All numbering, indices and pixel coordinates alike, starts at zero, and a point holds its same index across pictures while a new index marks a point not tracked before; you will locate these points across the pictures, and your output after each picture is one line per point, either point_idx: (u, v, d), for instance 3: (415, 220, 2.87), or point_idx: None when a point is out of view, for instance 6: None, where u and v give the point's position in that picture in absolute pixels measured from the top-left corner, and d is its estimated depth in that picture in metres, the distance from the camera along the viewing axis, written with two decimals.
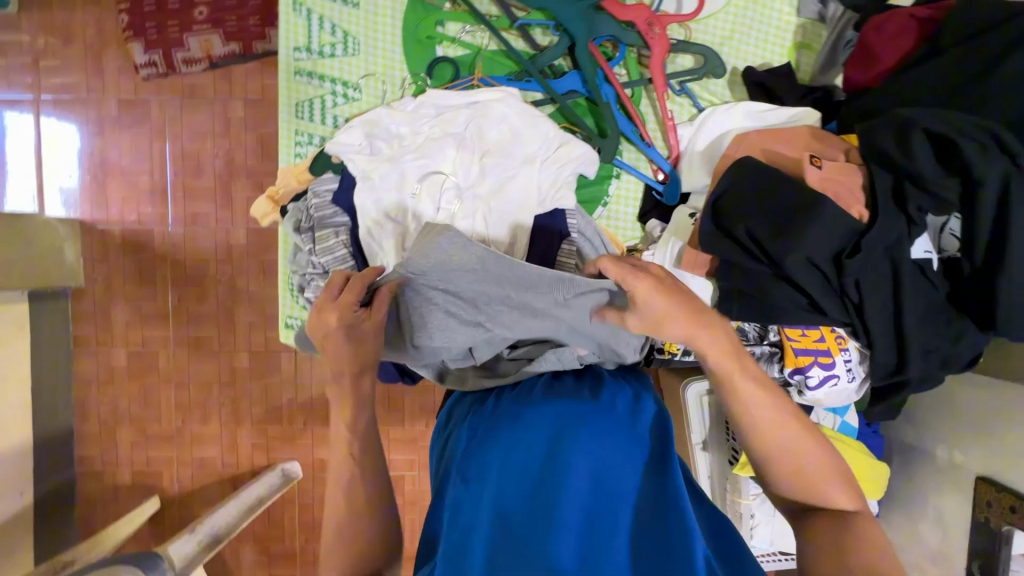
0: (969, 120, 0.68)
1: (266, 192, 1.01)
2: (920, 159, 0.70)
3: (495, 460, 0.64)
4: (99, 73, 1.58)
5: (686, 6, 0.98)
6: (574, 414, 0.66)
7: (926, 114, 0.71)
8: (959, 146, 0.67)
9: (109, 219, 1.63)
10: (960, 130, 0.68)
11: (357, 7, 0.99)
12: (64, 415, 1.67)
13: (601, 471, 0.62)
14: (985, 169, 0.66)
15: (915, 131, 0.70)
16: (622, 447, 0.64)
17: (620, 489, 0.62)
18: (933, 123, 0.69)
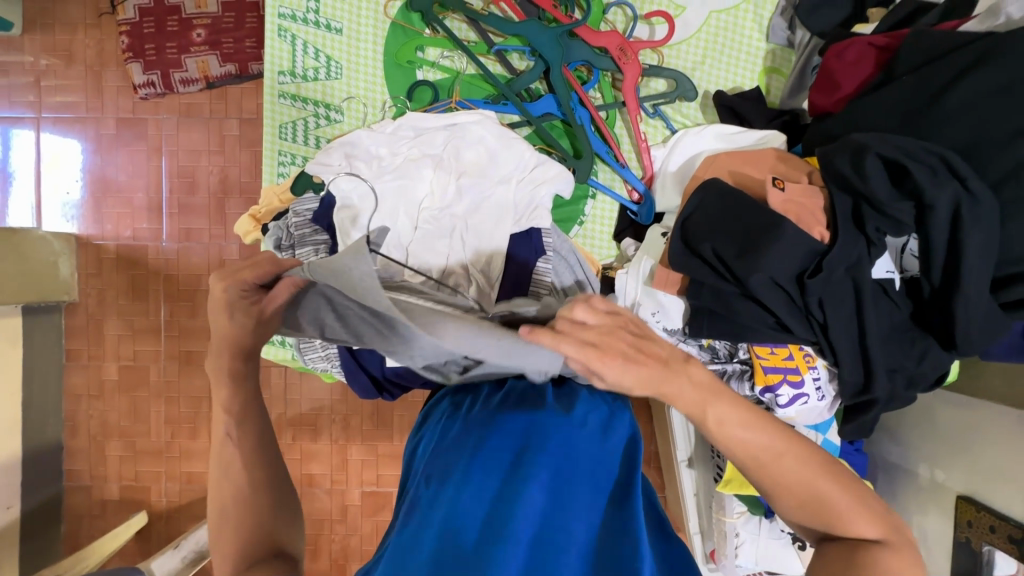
0: (918, 145, 0.71)
1: (249, 210, 1.02)
2: (875, 183, 0.72)
3: (456, 468, 0.63)
4: (99, 93, 1.62)
5: (658, 33, 1.02)
6: (539, 425, 0.65)
7: (880, 139, 0.74)
8: (909, 171, 0.70)
9: (104, 234, 1.65)
10: (911, 155, 0.71)
11: (340, 33, 1.02)
12: (53, 429, 1.67)
13: (562, 485, 0.61)
14: (935, 193, 0.68)
15: (869, 156, 0.72)
16: (586, 462, 0.63)
17: (580, 507, 0.60)
18: (886, 147, 0.72)
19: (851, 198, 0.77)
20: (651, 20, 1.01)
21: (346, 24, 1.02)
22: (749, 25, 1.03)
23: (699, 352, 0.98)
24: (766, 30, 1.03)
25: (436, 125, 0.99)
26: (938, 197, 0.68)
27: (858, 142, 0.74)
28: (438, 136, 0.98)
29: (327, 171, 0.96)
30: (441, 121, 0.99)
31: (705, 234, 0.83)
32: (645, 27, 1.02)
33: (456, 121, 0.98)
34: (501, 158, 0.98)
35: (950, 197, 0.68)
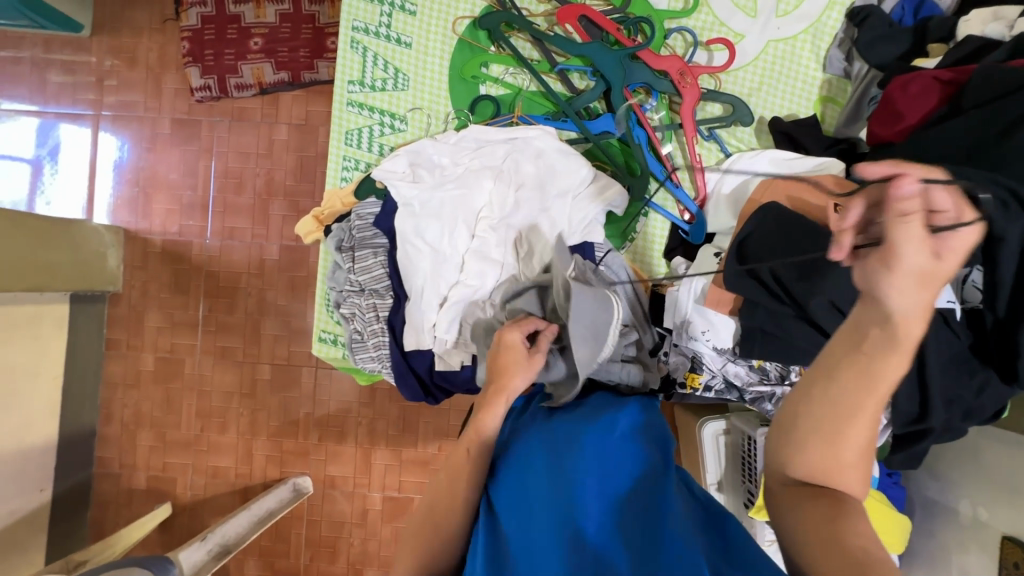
0: (989, 175, 0.71)
1: (312, 212, 1.07)
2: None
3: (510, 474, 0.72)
4: (157, 93, 1.70)
5: (717, 60, 1.05)
6: (578, 428, 0.74)
7: (949, 170, 0.74)
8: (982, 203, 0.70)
9: (152, 228, 1.72)
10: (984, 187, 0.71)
11: (409, 47, 1.07)
12: (89, 416, 1.72)
13: (605, 469, 0.68)
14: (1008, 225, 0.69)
15: (939, 186, 0.73)
16: (621, 450, 0.71)
17: (625, 486, 0.67)
18: (956, 178, 0.72)
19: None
20: (711, 46, 1.04)
21: (416, 38, 1.07)
22: (807, 55, 1.05)
23: (748, 372, 0.98)
24: (823, 61, 1.05)
25: (500, 138, 1.02)
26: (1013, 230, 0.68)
27: (926, 171, 0.75)
28: (502, 148, 1.01)
29: (393, 178, 0.99)
30: (504, 135, 1.02)
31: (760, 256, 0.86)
32: (704, 52, 1.05)
33: (519, 135, 1.01)
34: (560, 173, 1.00)
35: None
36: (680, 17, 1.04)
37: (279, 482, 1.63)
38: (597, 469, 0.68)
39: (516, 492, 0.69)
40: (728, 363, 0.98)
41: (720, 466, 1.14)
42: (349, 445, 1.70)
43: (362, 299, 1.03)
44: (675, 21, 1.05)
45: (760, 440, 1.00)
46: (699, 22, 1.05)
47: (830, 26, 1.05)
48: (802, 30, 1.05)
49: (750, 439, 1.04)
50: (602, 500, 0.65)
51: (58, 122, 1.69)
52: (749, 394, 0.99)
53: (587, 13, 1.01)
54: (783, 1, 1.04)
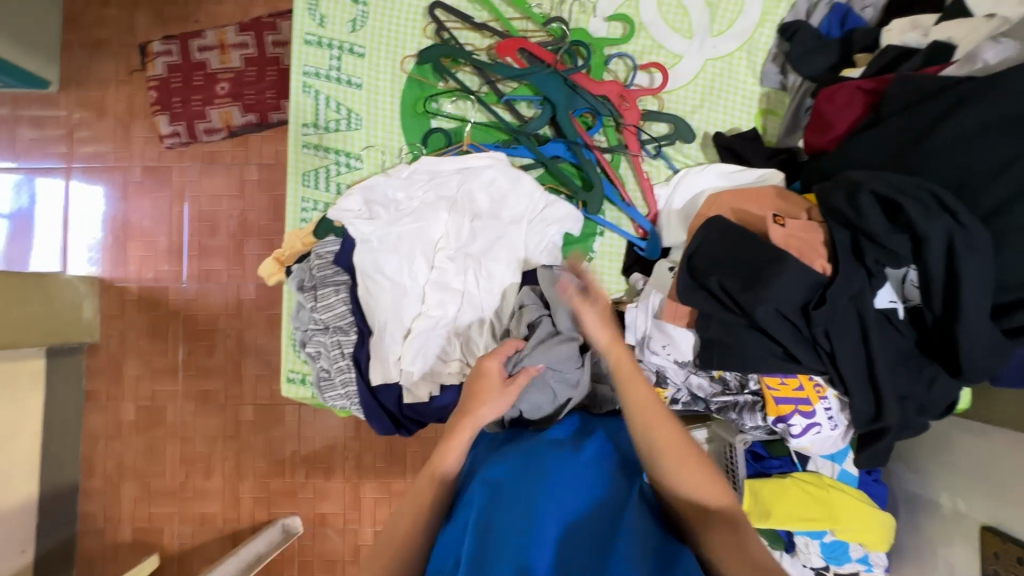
0: (908, 180, 0.76)
1: (272, 254, 1.08)
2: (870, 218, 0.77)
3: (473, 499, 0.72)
4: (127, 142, 1.72)
5: (657, 80, 1.09)
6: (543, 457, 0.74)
7: (872, 177, 0.78)
8: (902, 205, 0.73)
9: (128, 276, 1.72)
10: (904, 191, 0.75)
11: (360, 87, 1.10)
12: (71, 470, 1.69)
13: (571, 490, 0.69)
14: (929, 226, 0.72)
15: (864, 192, 0.76)
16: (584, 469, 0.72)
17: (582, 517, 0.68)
18: (878, 184, 0.76)
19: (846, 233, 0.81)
20: (650, 68, 1.08)
21: (366, 79, 1.10)
22: (744, 71, 1.09)
23: (710, 383, 1.00)
24: (760, 75, 1.09)
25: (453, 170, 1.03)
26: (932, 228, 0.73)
27: (851, 180, 0.79)
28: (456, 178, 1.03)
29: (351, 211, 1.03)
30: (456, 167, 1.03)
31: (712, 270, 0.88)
32: (644, 75, 1.09)
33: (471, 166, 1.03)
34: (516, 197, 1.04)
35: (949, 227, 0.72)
36: (619, 44, 1.08)
37: (267, 523, 1.60)
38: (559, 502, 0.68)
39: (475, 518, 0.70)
40: (689, 376, 1.00)
41: None
42: (337, 481, 1.67)
43: (327, 338, 1.04)
44: (615, 47, 1.09)
45: (739, 446, 1.11)
46: (638, 46, 1.09)
47: (763, 42, 1.09)
48: (736, 47, 1.09)
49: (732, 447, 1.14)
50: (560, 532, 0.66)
51: (31, 177, 1.70)
52: (714, 404, 1.01)
53: (526, 47, 1.05)
54: (717, 21, 1.09)
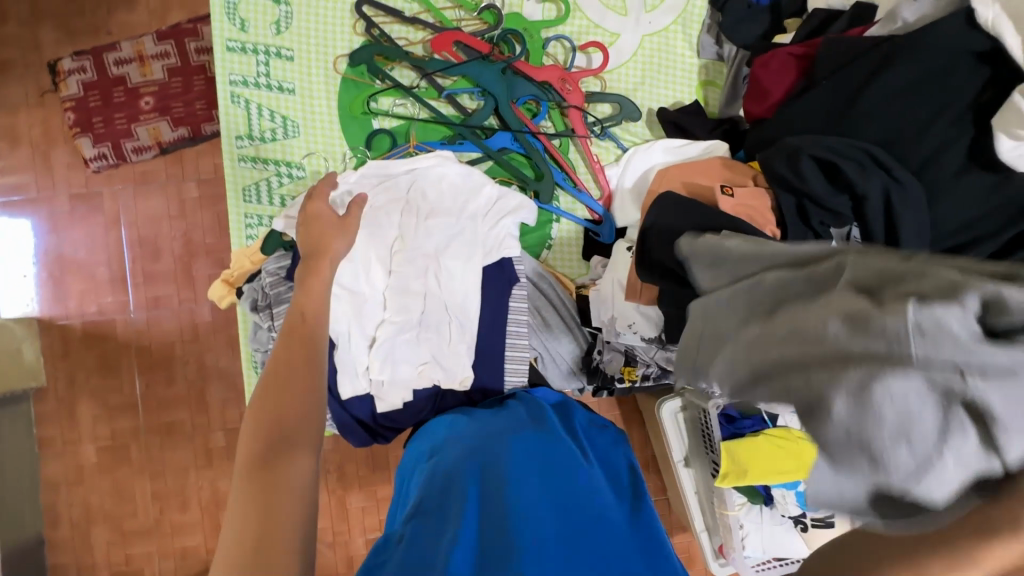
0: (843, 141, 0.78)
1: (221, 276, 1.03)
2: (817, 179, 0.78)
3: (483, 472, 0.78)
4: (48, 170, 1.60)
5: (596, 61, 1.08)
6: (554, 443, 0.84)
7: (810, 141, 0.80)
8: (840, 166, 0.76)
9: (68, 312, 1.61)
10: (839, 152, 0.77)
11: (293, 92, 1.05)
12: (32, 523, 1.59)
13: (577, 476, 0.79)
14: (866, 184, 0.75)
15: (804, 157, 0.78)
16: (593, 467, 0.82)
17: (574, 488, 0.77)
18: (815, 147, 0.79)
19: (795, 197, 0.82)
20: (588, 49, 1.07)
21: (298, 83, 1.05)
22: (681, 44, 1.10)
23: None
24: (696, 47, 1.10)
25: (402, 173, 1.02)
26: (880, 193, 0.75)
27: (789, 145, 0.81)
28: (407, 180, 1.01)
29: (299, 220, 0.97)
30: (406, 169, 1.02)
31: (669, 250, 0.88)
32: (583, 55, 1.08)
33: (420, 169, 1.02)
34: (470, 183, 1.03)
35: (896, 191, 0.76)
36: (555, 26, 1.07)
37: None
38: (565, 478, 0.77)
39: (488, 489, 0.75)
40: (658, 352, 1.02)
41: (684, 444, 1.23)
42: None
43: None
44: (552, 30, 1.07)
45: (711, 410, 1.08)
46: (575, 27, 1.08)
47: (697, 14, 1.10)
48: (671, 21, 1.09)
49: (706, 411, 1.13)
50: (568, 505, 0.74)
51: None
52: None
53: (462, 39, 1.03)
54: None
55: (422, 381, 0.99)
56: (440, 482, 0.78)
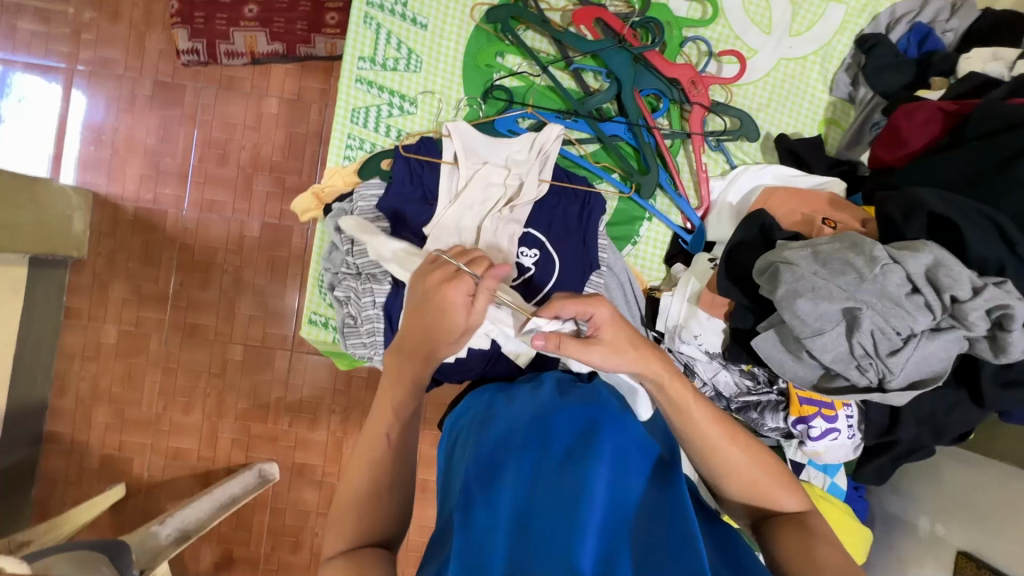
0: (975, 206, 0.75)
1: (312, 189, 1.03)
2: (917, 237, 0.78)
3: (522, 460, 0.66)
4: (140, 53, 1.61)
5: (727, 71, 1.07)
6: (590, 416, 0.71)
7: (935, 195, 0.77)
8: (959, 228, 0.74)
9: (124, 194, 1.62)
10: (962, 214, 0.75)
11: (425, 29, 1.04)
12: (41, 387, 1.60)
13: (620, 458, 0.67)
14: (981, 252, 0.74)
15: (921, 211, 0.77)
16: (628, 443, 0.69)
17: (612, 477, 0.64)
18: (942, 206, 0.75)
19: (889, 253, 0.76)
20: (723, 58, 1.06)
21: (431, 21, 1.04)
22: (815, 77, 1.08)
23: (739, 378, 1.00)
24: (830, 83, 1.09)
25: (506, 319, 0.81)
26: (973, 306, 0.72)
27: (915, 196, 0.78)
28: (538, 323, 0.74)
29: (413, 158, 0.99)
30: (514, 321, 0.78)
31: (749, 271, 0.90)
32: (716, 63, 1.07)
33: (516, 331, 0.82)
34: (583, 163, 1.04)
35: (983, 314, 0.72)
36: (698, 27, 1.06)
37: (244, 466, 1.57)
38: (607, 465, 0.64)
39: (527, 480, 0.64)
40: (718, 371, 1.00)
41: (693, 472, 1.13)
42: (320, 433, 1.66)
43: (359, 283, 0.97)
44: (692, 30, 1.06)
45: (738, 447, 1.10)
46: (715, 33, 1.06)
47: (839, 50, 1.08)
48: (812, 51, 1.08)
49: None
50: (610, 498, 0.63)
51: (26, 72, 1.57)
52: (736, 403, 1.01)
53: (603, 17, 1.01)
54: (797, 21, 1.07)
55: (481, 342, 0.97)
56: (478, 466, 0.66)
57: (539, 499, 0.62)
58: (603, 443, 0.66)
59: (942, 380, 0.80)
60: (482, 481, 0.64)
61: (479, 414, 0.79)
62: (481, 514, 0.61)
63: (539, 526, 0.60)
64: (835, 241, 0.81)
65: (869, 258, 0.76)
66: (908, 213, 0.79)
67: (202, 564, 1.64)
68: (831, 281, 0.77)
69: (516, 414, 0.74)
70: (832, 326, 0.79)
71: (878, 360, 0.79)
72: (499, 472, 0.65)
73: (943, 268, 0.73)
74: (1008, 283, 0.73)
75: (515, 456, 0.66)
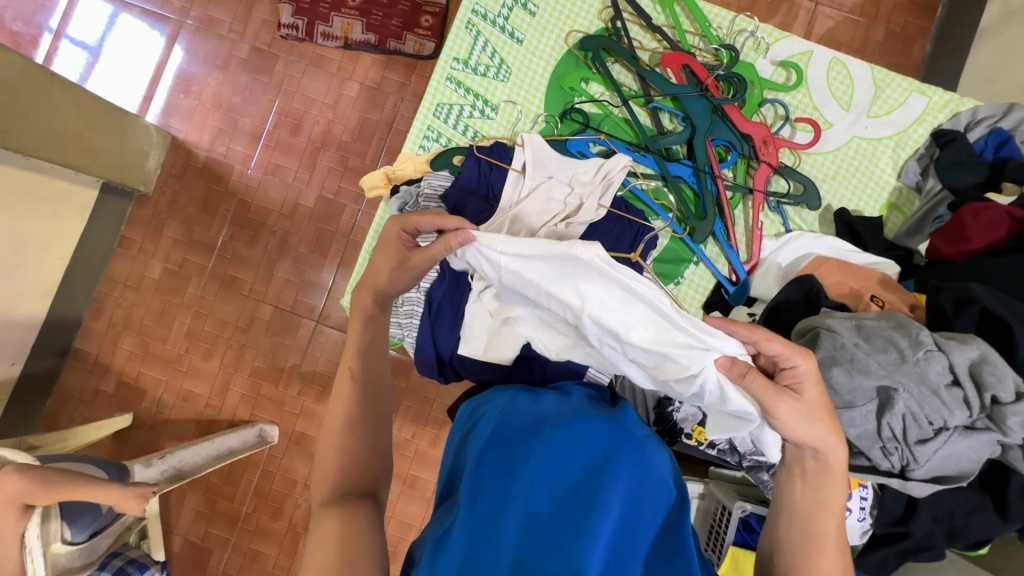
0: None
1: (384, 168, 1.09)
2: (966, 331, 0.78)
3: (539, 463, 0.65)
4: (245, 19, 1.72)
5: (800, 138, 1.10)
6: (612, 435, 0.69)
7: (990, 294, 0.77)
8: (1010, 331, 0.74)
9: (199, 143, 1.72)
10: (1015, 316, 0.75)
11: (520, 44, 1.11)
12: (80, 305, 1.68)
13: (638, 484, 0.65)
14: None
15: (974, 307, 0.77)
16: (647, 467, 0.68)
17: (626, 499, 0.64)
18: (995, 304, 0.76)
19: (935, 340, 0.76)
20: (799, 124, 1.09)
21: (528, 37, 1.11)
22: (885, 160, 1.10)
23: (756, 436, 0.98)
24: (899, 168, 1.10)
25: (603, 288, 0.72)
26: (1015, 410, 0.71)
27: (968, 290, 0.78)
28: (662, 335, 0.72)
29: (485, 159, 1.04)
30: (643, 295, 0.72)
31: (788, 331, 0.91)
32: (790, 128, 1.10)
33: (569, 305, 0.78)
34: (643, 197, 1.07)
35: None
36: (779, 91, 1.10)
37: (247, 423, 1.60)
38: (624, 487, 0.64)
39: (541, 485, 0.64)
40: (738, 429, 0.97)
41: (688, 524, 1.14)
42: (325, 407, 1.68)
43: None
44: (774, 93, 1.11)
45: (735, 513, 1.02)
46: (795, 100, 1.10)
47: (914, 139, 1.10)
48: (887, 135, 1.10)
49: (725, 510, 1.05)
50: (621, 520, 0.63)
51: (139, 17, 1.71)
52: (748, 460, 1.01)
53: (690, 64, 1.06)
54: (878, 104, 1.10)
55: (501, 359, 0.98)
56: (496, 460, 0.67)
57: (552, 507, 0.62)
58: (623, 464, 0.66)
59: (967, 480, 0.79)
60: (498, 474, 0.65)
61: (499, 407, 0.80)
62: (490, 502, 0.63)
63: (549, 531, 0.61)
64: (881, 319, 0.81)
65: (915, 341, 0.76)
66: (959, 305, 0.79)
67: (184, 510, 1.67)
68: (870, 356, 0.77)
69: (536, 417, 0.74)
70: (864, 402, 0.78)
71: (905, 446, 0.78)
72: (516, 469, 0.66)
73: (989, 365, 0.73)
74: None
75: (534, 457, 0.66)
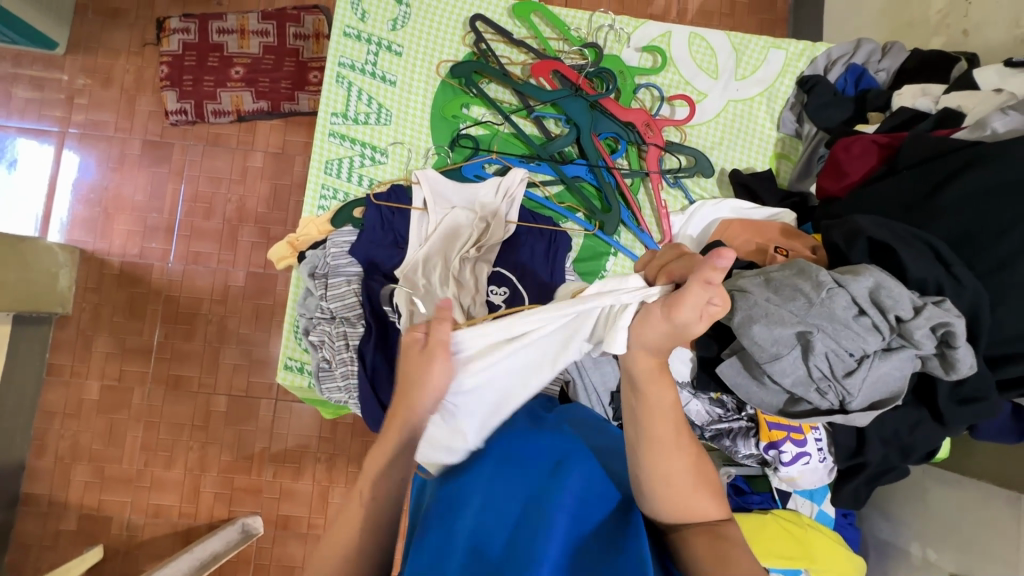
0: (908, 230, 0.80)
1: (286, 238, 1.06)
2: (861, 260, 0.81)
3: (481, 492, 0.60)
4: (130, 114, 1.66)
5: (679, 114, 1.15)
6: (557, 444, 0.64)
7: (871, 222, 0.82)
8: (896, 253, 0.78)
9: (111, 250, 1.64)
10: (899, 237, 0.79)
11: (394, 86, 1.12)
12: (19, 447, 1.57)
13: (584, 491, 0.59)
14: (920, 271, 0.78)
15: (861, 237, 0.81)
16: (592, 468, 0.62)
17: (572, 507, 0.58)
18: (878, 231, 0.80)
19: (833, 278, 0.79)
20: (675, 101, 1.14)
21: (400, 78, 1.12)
22: (762, 115, 1.16)
23: (709, 407, 1.01)
24: (777, 121, 1.16)
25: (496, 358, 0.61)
26: (917, 324, 0.75)
27: (853, 223, 0.82)
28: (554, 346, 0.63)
29: (384, 206, 1.03)
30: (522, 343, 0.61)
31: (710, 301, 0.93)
32: (668, 107, 1.15)
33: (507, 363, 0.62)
34: (548, 204, 1.09)
35: (928, 329, 0.75)
36: (649, 75, 1.15)
37: (226, 522, 1.52)
38: (569, 494, 0.58)
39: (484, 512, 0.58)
40: (690, 401, 0.99)
41: None
42: (305, 483, 1.62)
43: (333, 327, 1.00)
44: (645, 77, 1.15)
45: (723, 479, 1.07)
46: (667, 79, 1.15)
47: (783, 91, 1.16)
48: (758, 92, 1.16)
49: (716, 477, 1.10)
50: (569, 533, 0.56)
51: (19, 137, 1.62)
52: (709, 431, 1.02)
53: (559, 68, 1.09)
54: (742, 66, 1.16)
55: None
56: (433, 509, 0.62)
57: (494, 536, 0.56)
58: (567, 471, 0.60)
59: (901, 399, 0.81)
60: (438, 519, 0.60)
61: None
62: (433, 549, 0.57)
63: (492, 558, 0.54)
64: (784, 269, 0.84)
65: (816, 283, 0.79)
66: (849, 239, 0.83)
67: None
68: (782, 307, 0.80)
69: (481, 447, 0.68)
70: (788, 350, 0.80)
71: (836, 382, 0.80)
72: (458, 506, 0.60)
73: (884, 289, 0.76)
74: (947, 300, 0.76)
75: (475, 485, 0.61)
